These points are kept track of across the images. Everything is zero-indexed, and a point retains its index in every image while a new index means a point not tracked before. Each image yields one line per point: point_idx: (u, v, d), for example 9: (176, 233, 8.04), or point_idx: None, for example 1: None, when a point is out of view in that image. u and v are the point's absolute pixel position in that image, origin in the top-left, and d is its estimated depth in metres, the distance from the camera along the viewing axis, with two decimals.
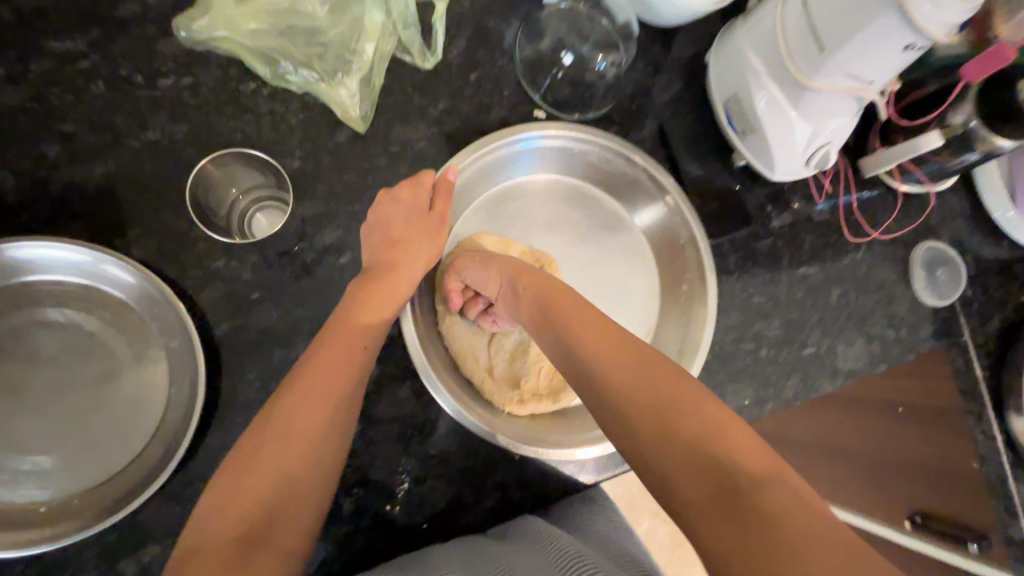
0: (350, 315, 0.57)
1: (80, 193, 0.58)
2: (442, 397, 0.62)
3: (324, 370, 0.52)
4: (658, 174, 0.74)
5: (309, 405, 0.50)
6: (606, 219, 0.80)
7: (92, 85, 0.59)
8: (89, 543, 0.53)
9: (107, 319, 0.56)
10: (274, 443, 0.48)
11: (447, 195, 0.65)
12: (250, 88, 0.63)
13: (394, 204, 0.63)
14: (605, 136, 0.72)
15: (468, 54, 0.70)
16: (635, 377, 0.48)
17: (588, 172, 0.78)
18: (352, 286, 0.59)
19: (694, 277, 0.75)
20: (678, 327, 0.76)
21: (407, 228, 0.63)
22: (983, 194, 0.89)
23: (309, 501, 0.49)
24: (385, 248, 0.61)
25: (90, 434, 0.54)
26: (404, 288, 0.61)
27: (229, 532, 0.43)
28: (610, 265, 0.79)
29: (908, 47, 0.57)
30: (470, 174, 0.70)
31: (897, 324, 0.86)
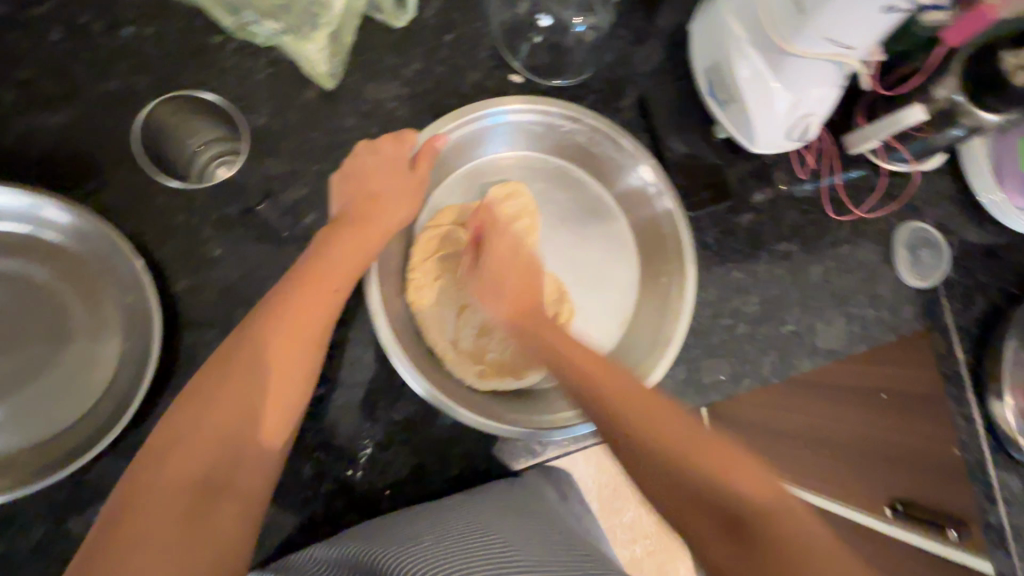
0: (317, 273, 0.54)
1: (34, 142, 0.56)
2: (406, 372, 0.60)
3: (288, 328, 0.50)
4: (645, 159, 0.72)
5: (277, 355, 0.49)
6: (590, 205, 0.78)
7: (51, 32, 0.57)
8: (38, 499, 0.52)
9: (61, 272, 0.54)
10: (237, 392, 0.47)
11: (429, 162, 0.63)
12: (216, 41, 0.61)
13: (373, 156, 0.62)
14: (594, 117, 0.70)
15: (443, 15, 0.69)
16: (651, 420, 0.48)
17: (576, 154, 0.76)
18: (322, 234, 0.58)
19: (673, 268, 0.72)
20: (653, 318, 0.73)
21: (385, 182, 0.61)
22: (969, 175, 0.88)
23: (268, 455, 0.48)
24: (359, 201, 0.60)
25: (41, 388, 0.53)
26: (368, 249, 0.58)
27: (178, 483, 0.43)
28: (591, 253, 0.77)
29: (888, 9, 0.54)
30: (454, 140, 0.68)
31: (878, 304, 0.85)
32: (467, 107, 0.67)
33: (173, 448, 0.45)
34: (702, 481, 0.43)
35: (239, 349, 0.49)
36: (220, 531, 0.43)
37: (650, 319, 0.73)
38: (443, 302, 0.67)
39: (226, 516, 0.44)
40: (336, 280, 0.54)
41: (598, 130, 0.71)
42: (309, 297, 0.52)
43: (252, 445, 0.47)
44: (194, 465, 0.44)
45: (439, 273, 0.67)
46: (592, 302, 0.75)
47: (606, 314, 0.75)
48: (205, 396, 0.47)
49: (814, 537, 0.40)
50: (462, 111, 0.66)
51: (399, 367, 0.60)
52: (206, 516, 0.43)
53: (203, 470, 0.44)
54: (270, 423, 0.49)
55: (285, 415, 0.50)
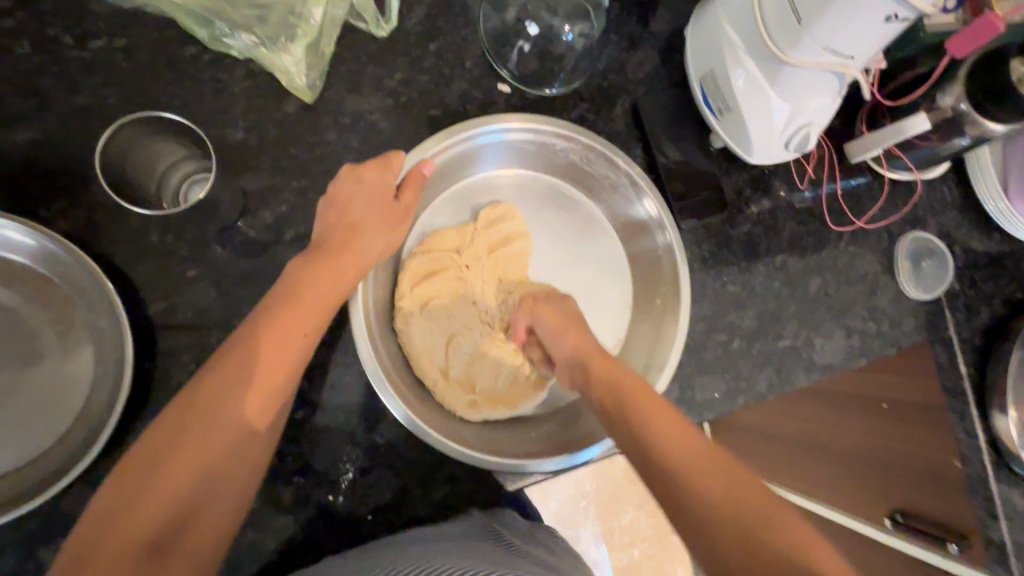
0: (294, 307, 0.52)
1: (1, 160, 0.54)
2: (393, 405, 0.58)
3: (263, 367, 0.49)
4: (641, 179, 0.69)
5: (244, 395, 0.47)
6: (581, 222, 0.76)
7: (17, 45, 0.55)
8: (9, 529, 0.51)
9: (30, 295, 0.53)
10: (198, 436, 0.45)
11: (415, 188, 0.61)
12: (190, 53, 0.59)
13: (356, 184, 0.58)
14: (588, 135, 0.67)
15: (428, 22, 0.66)
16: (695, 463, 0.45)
17: (568, 170, 0.73)
18: (297, 264, 0.55)
19: (669, 291, 0.70)
20: (647, 341, 0.71)
21: (366, 212, 0.59)
22: (974, 183, 0.85)
23: (229, 503, 0.47)
24: (337, 230, 0.58)
25: (10, 415, 0.51)
26: (347, 281, 0.57)
27: (135, 534, 0.41)
28: (582, 272, 0.75)
29: (891, 17, 0.52)
30: (443, 161, 0.66)
31: (878, 317, 0.82)
32: (457, 128, 0.64)
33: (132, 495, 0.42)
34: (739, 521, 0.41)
35: (209, 388, 0.47)
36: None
37: (644, 342, 0.72)
38: (433, 330, 0.65)
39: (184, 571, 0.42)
40: (312, 315, 0.53)
41: (593, 150, 0.68)
42: (282, 333, 0.50)
43: (217, 491, 0.46)
44: (155, 514, 0.42)
45: (429, 299, 0.65)
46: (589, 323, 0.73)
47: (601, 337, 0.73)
48: (171, 439, 0.44)
49: None
50: (451, 129, 0.64)
51: (382, 396, 0.58)
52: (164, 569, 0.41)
53: (164, 520, 0.42)
54: (233, 467, 0.47)
55: (251, 460, 0.48)
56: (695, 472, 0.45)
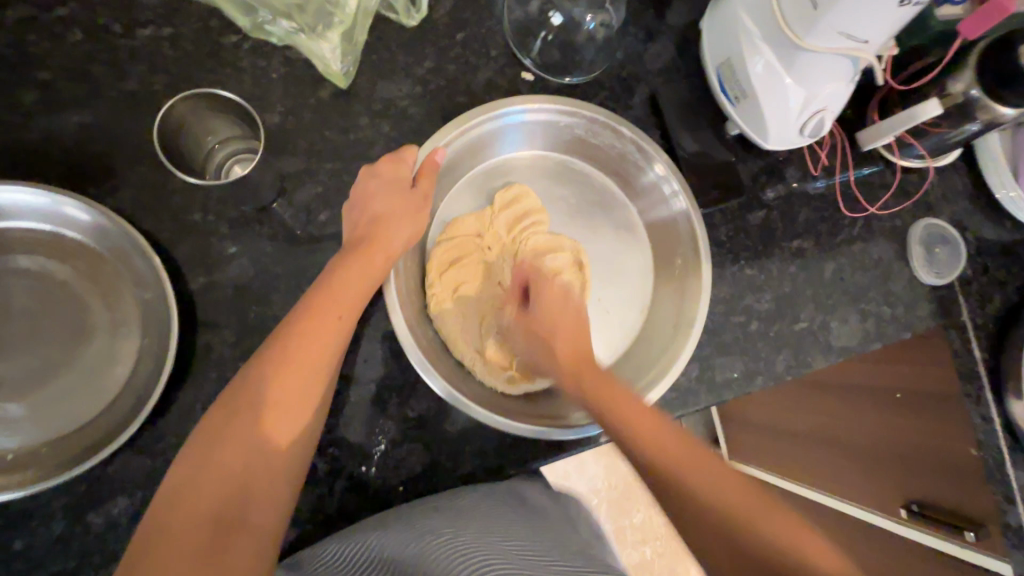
0: (324, 295, 0.54)
1: (54, 141, 0.57)
2: (430, 378, 0.59)
3: (297, 356, 0.50)
4: (647, 145, 0.71)
5: (283, 376, 0.49)
6: (595, 196, 0.78)
7: (70, 34, 0.58)
8: (59, 493, 0.53)
9: (80, 269, 0.55)
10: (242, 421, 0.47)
11: (431, 176, 0.63)
12: (232, 42, 0.62)
13: (374, 179, 0.60)
14: (590, 109, 0.69)
15: (455, 13, 0.69)
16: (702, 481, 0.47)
17: (574, 146, 0.76)
18: (334, 263, 0.57)
19: (687, 251, 0.72)
20: (674, 302, 0.73)
21: (387, 206, 0.60)
22: (986, 172, 0.87)
23: (279, 490, 0.47)
24: (364, 224, 0.59)
25: (61, 384, 0.53)
26: (377, 272, 0.58)
27: (193, 518, 0.43)
28: (601, 244, 0.77)
29: (903, 2, 0.54)
30: (455, 150, 0.68)
31: (893, 301, 0.84)
32: (467, 115, 0.66)
33: (189, 481, 0.44)
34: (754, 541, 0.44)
35: (250, 380, 0.49)
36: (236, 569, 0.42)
37: (670, 303, 0.73)
38: (460, 309, 0.66)
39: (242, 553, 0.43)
40: (345, 303, 0.54)
41: (597, 121, 0.70)
42: (315, 322, 0.52)
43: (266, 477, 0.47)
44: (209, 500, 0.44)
45: (453, 279, 0.67)
46: (612, 290, 0.76)
47: (624, 305, 0.76)
48: (218, 427, 0.47)
49: None
50: (463, 118, 0.65)
51: (424, 376, 0.59)
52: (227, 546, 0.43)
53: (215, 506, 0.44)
54: (280, 448, 0.48)
55: (295, 445, 0.49)
56: (658, 455, 0.49)
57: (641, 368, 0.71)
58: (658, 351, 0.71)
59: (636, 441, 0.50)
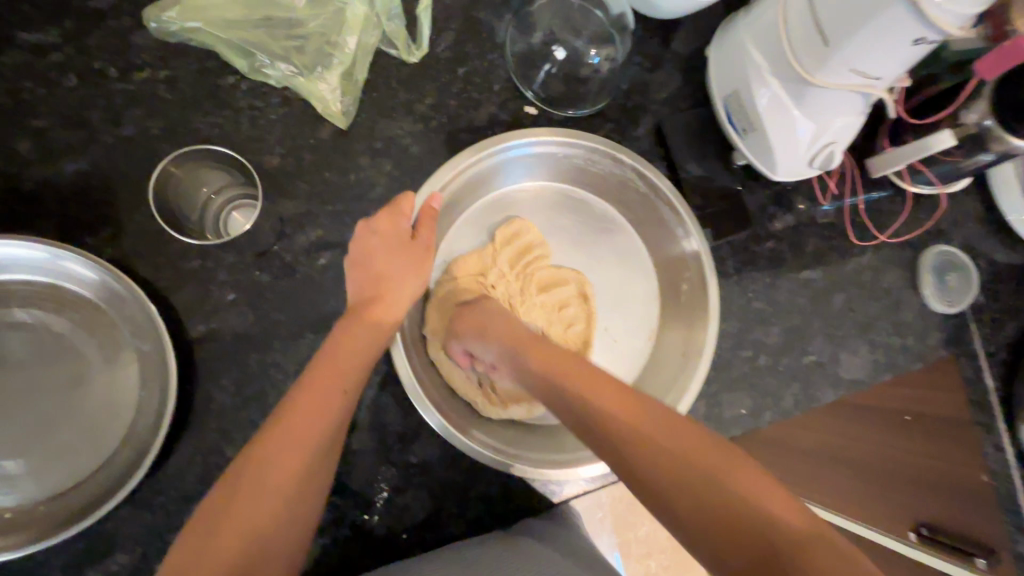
0: (325, 362, 0.53)
1: (50, 189, 0.56)
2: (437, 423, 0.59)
3: (290, 427, 0.48)
4: (648, 171, 0.69)
5: (287, 447, 0.47)
6: (597, 224, 0.76)
7: (65, 78, 0.57)
8: (59, 550, 0.52)
9: (78, 321, 0.54)
10: (242, 497, 0.45)
11: (429, 225, 0.61)
12: (229, 82, 0.61)
13: (372, 236, 0.59)
14: (590, 138, 0.68)
15: (456, 47, 0.68)
16: (692, 454, 0.43)
17: (574, 175, 0.73)
18: (337, 328, 0.56)
19: (694, 278, 0.70)
20: (681, 329, 0.71)
21: (390, 262, 0.59)
22: (998, 197, 0.85)
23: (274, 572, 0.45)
24: (370, 283, 0.58)
25: (59, 438, 0.53)
26: (382, 334, 0.57)
27: None
28: (605, 275, 0.75)
29: (918, 40, 0.53)
30: (452, 192, 0.66)
31: (903, 331, 0.82)
32: (463, 155, 0.64)
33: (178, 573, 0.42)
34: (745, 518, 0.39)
35: (253, 455, 0.47)
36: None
37: (678, 329, 0.72)
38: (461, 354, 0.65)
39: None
40: (349, 365, 0.53)
41: (596, 150, 0.68)
42: (320, 389, 0.51)
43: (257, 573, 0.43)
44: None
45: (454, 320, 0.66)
46: (619, 322, 0.74)
47: (631, 335, 0.74)
48: (217, 505, 0.45)
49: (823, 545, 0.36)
50: (463, 156, 0.64)
51: (426, 414, 0.59)
52: None
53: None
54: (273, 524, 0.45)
55: (284, 530, 0.46)
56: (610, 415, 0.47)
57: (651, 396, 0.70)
58: (667, 381, 0.69)
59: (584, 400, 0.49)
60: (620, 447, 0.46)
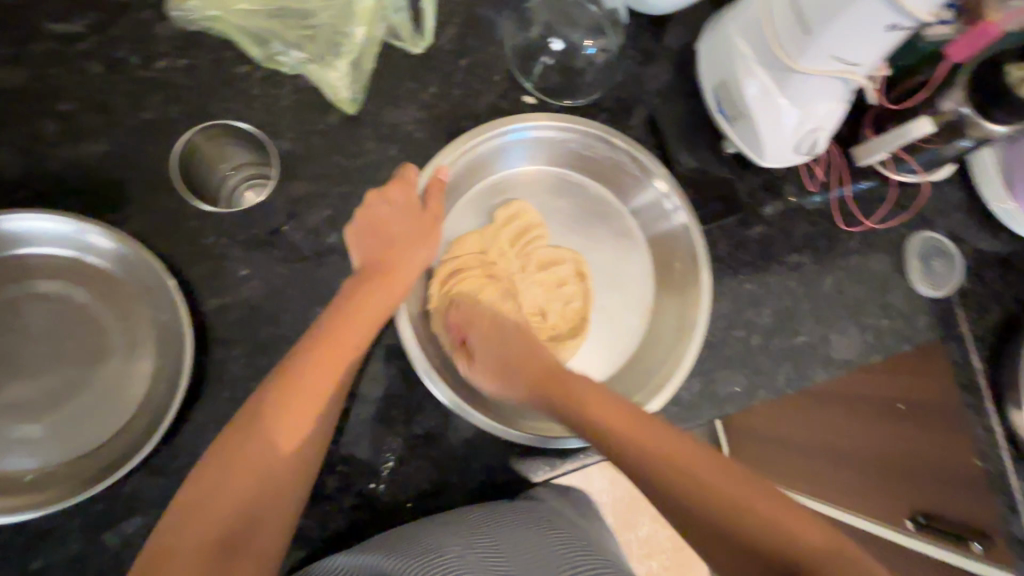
0: (334, 324, 0.56)
1: (74, 170, 0.59)
2: (438, 390, 0.61)
3: (300, 382, 0.53)
4: (640, 154, 0.73)
5: (294, 399, 0.52)
6: (592, 206, 0.79)
7: (91, 66, 0.61)
8: (75, 512, 0.54)
9: (98, 293, 0.57)
10: (252, 446, 0.50)
11: (438, 195, 0.65)
12: (244, 71, 0.64)
13: (385, 204, 0.63)
14: (586, 123, 0.71)
15: (459, 40, 0.71)
16: (694, 471, 0.51)
17: (570, 160, 0.77)
18: (347, 284, 0.60)
19: (686, 255, 0.73)
20: (676, 304, 0.74)
21: (400, 230, 0.63)
22: (979, 185, 0.88)
23: (277, 515, 0.51)
24: (381, 249, 0.62)
25: (78, 404, 0.55)
26: (387, 304, 0.60)
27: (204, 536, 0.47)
28: (599, 255, 0.78)
29: (892, 27, 0.56)
30: (455, 170, 0.70)
31: (892, 314, 0.85)
32: (469, 135, 0.68)
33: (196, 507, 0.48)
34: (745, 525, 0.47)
35: (258, 412, 0.51)
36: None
37: (671, 304, 0.74)
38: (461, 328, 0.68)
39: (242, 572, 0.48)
40: (353, 329, 0.57)
41: (591, 134, 0.72)
42: (322, 354, 0.54)
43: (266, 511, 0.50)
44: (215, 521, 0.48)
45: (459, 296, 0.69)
46: (614, 299, 0.77)
47: (627, 310, 0.77)
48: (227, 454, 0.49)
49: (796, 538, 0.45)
50: (467, 137, 0.68)
51: (431, 385, 0.61)
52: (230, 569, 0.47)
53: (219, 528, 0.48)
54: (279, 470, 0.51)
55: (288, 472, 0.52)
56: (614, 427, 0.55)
57: (648, 368, 0.72)
58: (664, 353, 0.72)
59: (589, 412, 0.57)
60: (644, 466, 0.52)
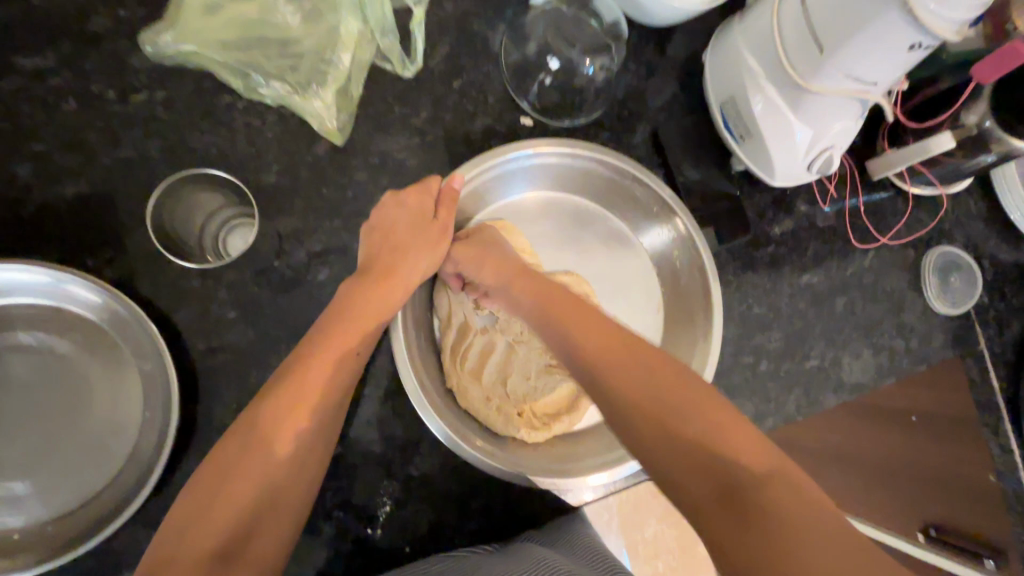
0: (334, 332, 0.54)
1: (51, 213, 0.57)
2: (438, 428, 0.59)
3: (301, 404, 0.50)
4: (648, 178, 0.69)
5: (300, 416, 0.50)
6: (597, 232, 0.75)
7: (64, 102, 0.58)
8: (65, 569, 0.53)
9: (80, 342, 0.55)
10: (259, 457, 0.47)
11: (450, 207, 0.63)
12: (226, 102, 0.61)
13: (399, 208, 0.61)
14: (590, 147, 0.68)
15: (451, 60, 0.68)
16: (689, 416, 0.46)
17: (571, 185, 0.73)
18: (345, 287, 0.58)
19: (698, 281, 0.70)
20: (688, 334, 0.71)
21: (408, 233, 0.61)
22: (1002, 195, 0.84)
23: (278, 519, 0.48)
24: (384, 249, 0.60)
25: (63, 459, 0.53)
26: (394, 297, 0.59)
27: (204, 545, 0.43)
28: (605, 284, 0.74)
29: (914, 46, 0.52)
30: (470, 186, 0.67)
31: (907, 334, 0.82)
32: (480, 156, 0.65)
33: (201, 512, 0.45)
34: (715, 462, 0.43)
35: (264, 421, 0.49)
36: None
37: (683, 333, 0.71)
38: (471, 369, 0.65)
39: None
40: (352, 335, 0.55)
41: (598, 159, 0.68)
42: (321, 360, 0.52)
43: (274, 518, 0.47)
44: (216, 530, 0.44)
45: (467, 333, 0.66)
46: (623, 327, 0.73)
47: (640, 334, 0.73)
48: (230, 463, 0.47)
49: (810, 508, 0.39)
50: (480, 157, 0.65)
51: (425, 417, 0.59)
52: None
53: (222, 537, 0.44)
54: (290, 483, 0.49)
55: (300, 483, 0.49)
56: (608, 360, 0.51)
57: None
58: None
59: (581, 342, 0.53)
60: (630, 401, 0.49)
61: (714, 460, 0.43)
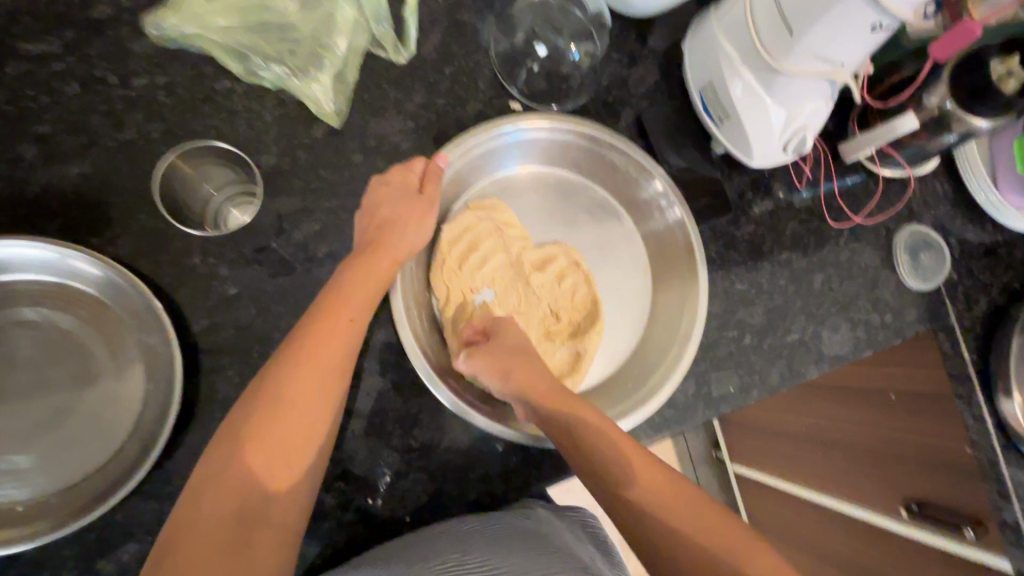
0: (334, 301, 0.56)
1: (54, 193, 0.58)
2: (440, 392, 0.61)
3: (306, 368, 0.52)
4: (634, 150, 0.73)
5: (305, 379, 0.52)
6: (588, 205, 0.78)
7: (67, 87, 0.59)
8: (69, 541, 0.53)
9: (84, 317, 0.56)
10: (268, 421, 0.50)
11: (437, 181, 0.65)
12: (225, 87, 0.63)
13: (384, 186, 0.64)
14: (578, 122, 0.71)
15: (443, 47, 0.71)
16: (676, 511, 0.53)
17: (560, 160, 0.76)
18: (342, 265, 0.60)
19: (683, 250, 0.74)
20: (676, 299, 0.74)
21: (399, 209, 0.63)
22: (965, 177, 0.89)
23: (292, 483, 0.50)
24: (371, 229, 0.62)
25: (68, 432, 0.54)
26: (387, 270, 0.61)
27: (229, 505, 0.47)
28: (595, 254, 0.78)
29: (875, 27, 0.56)
30: (464, 161, 0.70)
31: (882, 308, 0.85)
32: (476, 130, 0.68)
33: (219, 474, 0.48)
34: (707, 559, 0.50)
35: (273, 386, 0.51)
36: (260, 557, 0.47)
37: (671, 300, 0.75)
38: None
39: (265, 539, 0.47)
40: (353, 304, 0.56)
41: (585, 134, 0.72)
42: (319, 328, 0.54)
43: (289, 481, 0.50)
44: (233, 494, 0.47)
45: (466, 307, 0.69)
46: (614, 296, 0.76)
47: (632, 301, 0.77)
48: (245, 425, 0.49)
49: None
50: (475, 131, 0.68)
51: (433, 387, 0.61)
52: (251, 538, 0.47)
53: (238, 501, 0.47)
54: (298, 448, 0.50)
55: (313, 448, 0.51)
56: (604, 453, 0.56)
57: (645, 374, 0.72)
58: (659, 355, 0.72)
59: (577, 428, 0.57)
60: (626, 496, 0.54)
61: (705, 553, 0.50)
